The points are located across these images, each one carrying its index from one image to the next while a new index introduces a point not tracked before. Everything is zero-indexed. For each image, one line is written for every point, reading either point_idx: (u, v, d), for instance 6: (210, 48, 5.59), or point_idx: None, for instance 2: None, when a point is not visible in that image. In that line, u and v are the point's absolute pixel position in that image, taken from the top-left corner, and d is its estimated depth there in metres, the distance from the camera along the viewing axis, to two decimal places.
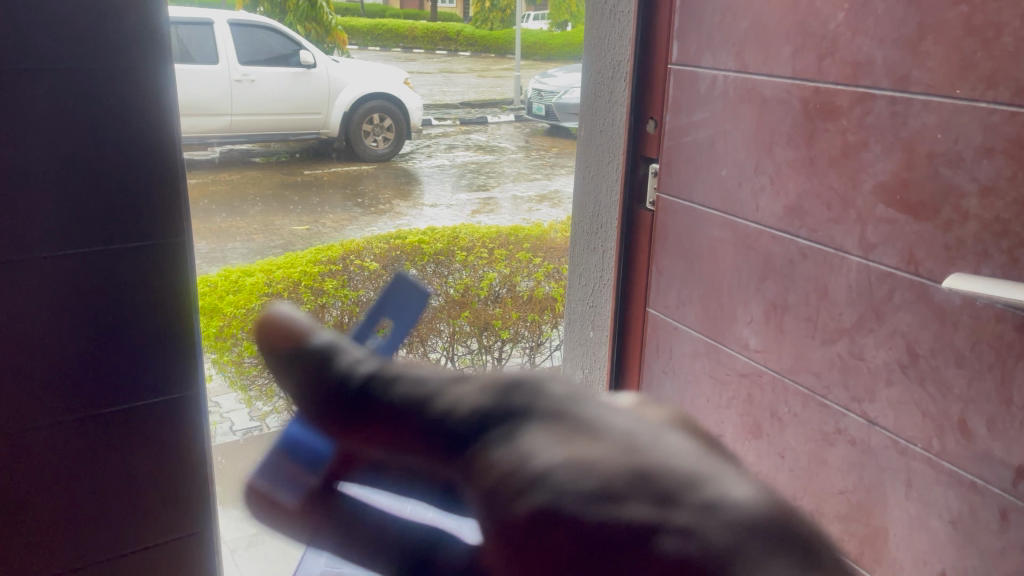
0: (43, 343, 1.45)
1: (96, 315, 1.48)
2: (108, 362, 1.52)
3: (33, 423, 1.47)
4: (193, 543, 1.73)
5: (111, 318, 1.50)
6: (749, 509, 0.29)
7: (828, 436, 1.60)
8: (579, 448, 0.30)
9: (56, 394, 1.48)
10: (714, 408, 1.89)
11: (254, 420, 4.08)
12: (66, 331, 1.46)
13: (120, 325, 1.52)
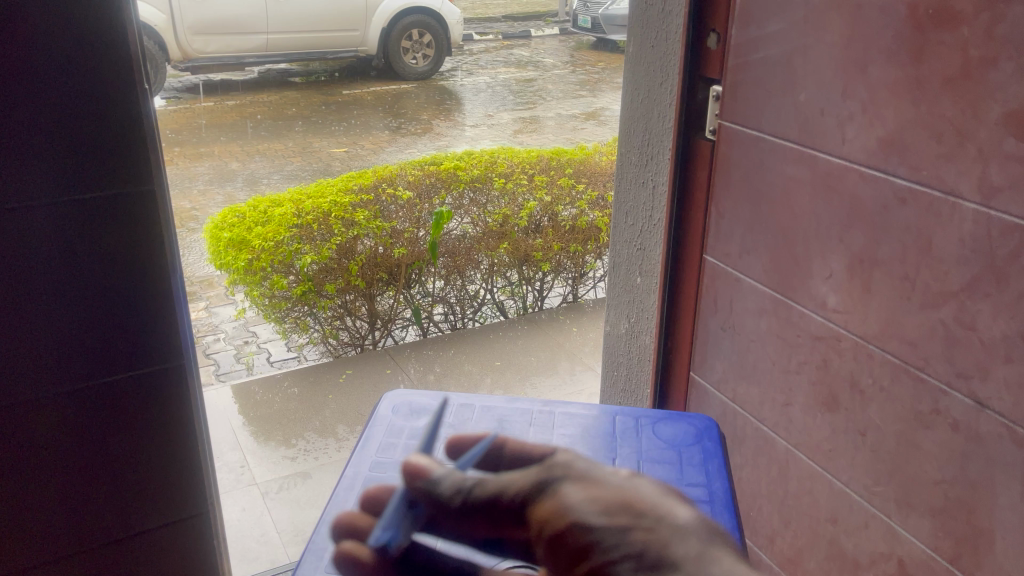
0: (26, 302, 1.21)
1: (79, 272, 1.24)
2: (102, 322, 1.28)
3: (34, 388, 1.25)
4: (190, 534, 1.48)
5: (99, 275, 1.25)
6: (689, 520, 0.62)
7: (923, 416, 1.34)
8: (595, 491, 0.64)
9: (55, 356, 1.26)
10: (781, 373, 1.64)
11: (290, 352, 3.92)
12: (58, 286, 1.23)
13: (115, 281, 1.27)
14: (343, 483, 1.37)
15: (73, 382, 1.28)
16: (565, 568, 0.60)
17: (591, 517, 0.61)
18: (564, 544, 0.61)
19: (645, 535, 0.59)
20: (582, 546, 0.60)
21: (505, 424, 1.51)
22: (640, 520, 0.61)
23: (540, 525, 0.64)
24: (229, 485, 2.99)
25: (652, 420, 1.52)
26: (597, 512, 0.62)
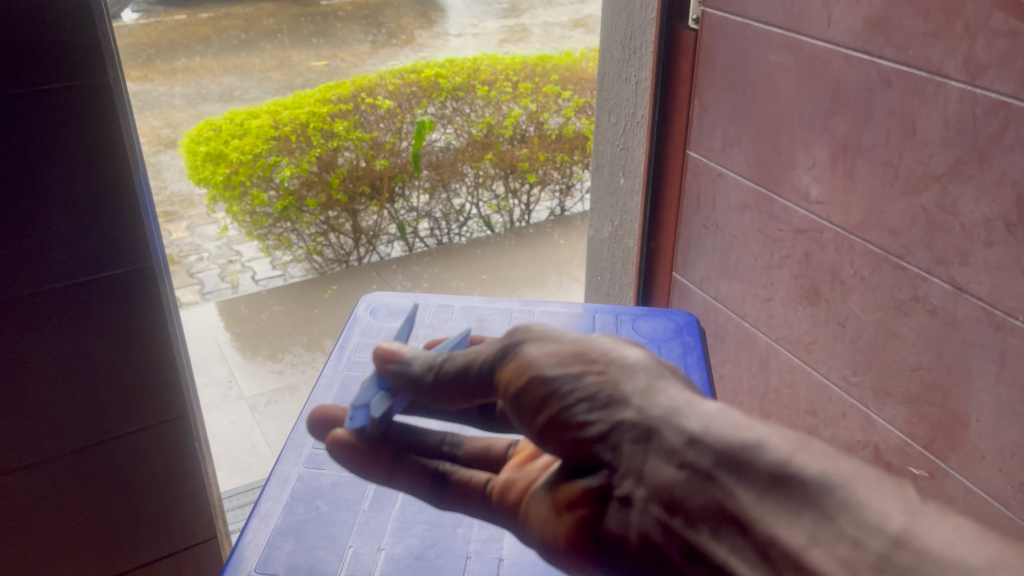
0: None
1: (32, 170, 1.19)
2: (61, 223, 1.24)
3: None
4: (170, 438, 1.48)
5: (55, 173, 1.21)
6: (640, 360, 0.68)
7: (902, 304, 1.34)
8: (552, 349, 0.70)
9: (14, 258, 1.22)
10: (763, 269, 1.62)
11: (274, 270, 3.85)
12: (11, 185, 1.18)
13: (72, 180, 1.22)
14: (321, 383, 1.37)
15: (35, 285, 1.25)
16: (532, 417, 0.69)
17: (547, 369, 0.69)
18: (528, 394, 0.69)
19: (598, 378, 0.67)
20: (545, 396, 0.68)
21: (485, 324, 1.50)
22: (593, 365, 0.68)
23: (507, 382, 0.71)
24: (217, 399, 3.00)
25: (632, 317, 1.51)
26: (554, 363, 0.69)
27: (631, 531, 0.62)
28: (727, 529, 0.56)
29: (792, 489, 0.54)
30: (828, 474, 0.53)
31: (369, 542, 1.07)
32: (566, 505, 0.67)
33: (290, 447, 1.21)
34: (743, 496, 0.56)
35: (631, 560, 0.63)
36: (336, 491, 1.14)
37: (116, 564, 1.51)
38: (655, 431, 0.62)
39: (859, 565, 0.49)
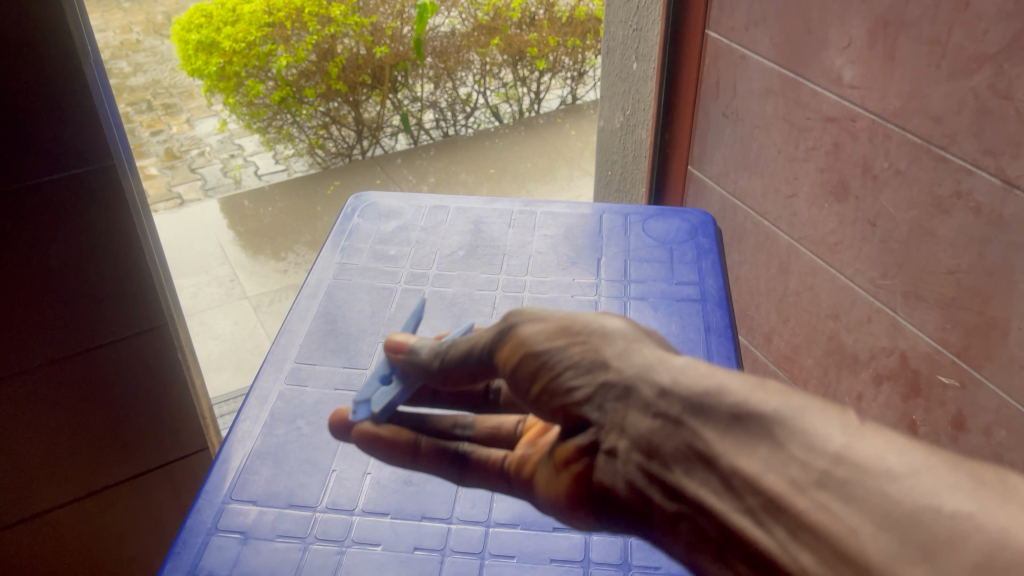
0: None
1: None
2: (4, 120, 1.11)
3: None
4: (151, 349, 1.40)
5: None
6: (626, 329, 0.65)
7: (941, 201, 1.21)
8: (540, 325, 0.68)
9: None
10: (787, 162, 1.48)
11: (277, 165, 3.56)
12: None
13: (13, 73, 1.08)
14: (304, 292, 1.26)
15: None
16: (525, 391, 0.68)
17: (536, 343, 0.67)
18: (522, 371, 0.67)
19: (583, 347, 0.64)
20: (535, 369, 0.66)
21: (482, 227, 1.39)
22: (578, 336, 0.65)
23: (504, 363, 0.70)
24: (219, 299, 2.90)
25: (642, 218, 1.39)
26: (542, 337, 0.67)
27: (616, 480, 0.60)
28: (696, 467, 0.54)
29: (752, 425, 0.53)
30: (783, 408, 0.53)
31: (353, 465, 0.99)
32: (564, 463, 0.65)
33: (270, 363, 1.14)
34: (708, 435, 0.54)
35: (622, 510, 0.61)
36: (319, 411, 1.06)
37: (104, 478, 1.46)
38: (630, 387, 0.60)
39: (804, 484, 0.49)
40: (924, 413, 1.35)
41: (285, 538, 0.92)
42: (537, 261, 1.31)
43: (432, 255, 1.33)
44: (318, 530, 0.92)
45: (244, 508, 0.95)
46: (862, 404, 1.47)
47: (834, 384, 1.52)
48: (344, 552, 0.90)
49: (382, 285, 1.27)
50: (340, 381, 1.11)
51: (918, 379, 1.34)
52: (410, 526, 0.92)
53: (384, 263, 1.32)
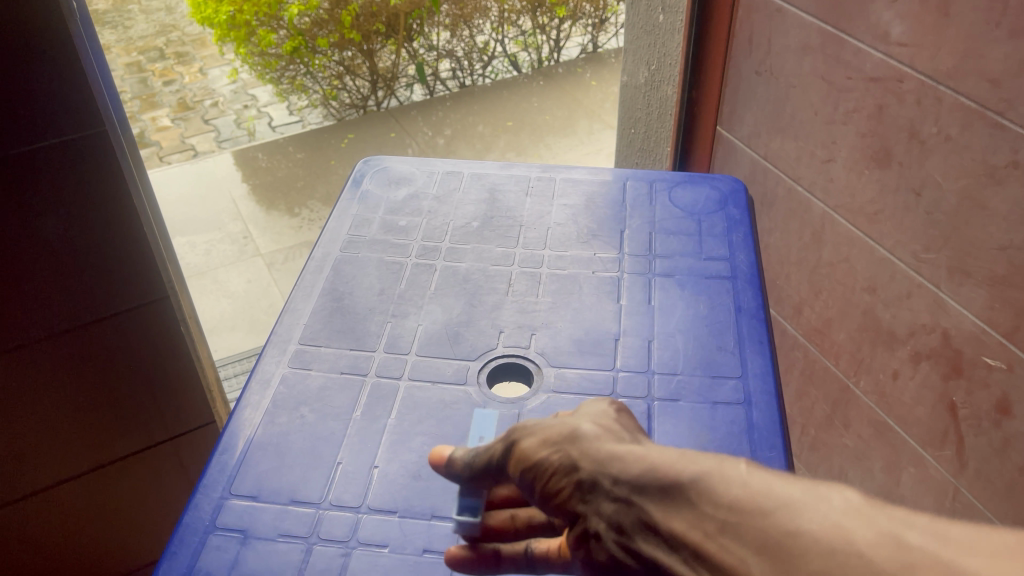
0: None
1: None
2: None
3: None
4: (152, 323, 1.34)
5: None
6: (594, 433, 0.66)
7: (995, 171, 1.11)
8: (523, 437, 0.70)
9: None
10: (823, 125, 1.39)
11: (291, 116, 3.53)
12: None
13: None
14: (310, 266, 1.20)
15: None
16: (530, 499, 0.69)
17: (522, 455, 0.68)
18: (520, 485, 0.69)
19: (559, 455, 0.66)
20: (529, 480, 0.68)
21: (498, 195, 1.31)
22: (557, 445, 0.66)
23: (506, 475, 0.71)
24: (232, 257, 2.82)
25: (668, 185, 1.31)
26: (526, 448, 0.69)
27: (606, 558, 0.63)
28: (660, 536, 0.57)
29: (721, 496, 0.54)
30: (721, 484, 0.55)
31: (360, 457, 0.94)
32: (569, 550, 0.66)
33: (273, 344, 1.08)
34: (651, 507, 0.58)
35: None
36: (324, 398, 1.01)
37: (108, 452, 1.43)
38: (593, 479, 0.63)
39: None
40: (965, 394, 1.27)
41: (287, 538, 0.87)
42: (556, 233, 1.24)
43: (445, 226, 1.25)
44: (322, 529, 0.87)
45: (245, 504, 0.90)
46: (897, 382, 1.40)
47: (867, 361, 1.45)
48: (348, 554, 0.85)
49: (392, 259, 1.20)
50: (346, 365, 1.05)
51: (960, 359, 1.26)
52: (420, 525, 0.87)
53: (393, 235, 1.24)
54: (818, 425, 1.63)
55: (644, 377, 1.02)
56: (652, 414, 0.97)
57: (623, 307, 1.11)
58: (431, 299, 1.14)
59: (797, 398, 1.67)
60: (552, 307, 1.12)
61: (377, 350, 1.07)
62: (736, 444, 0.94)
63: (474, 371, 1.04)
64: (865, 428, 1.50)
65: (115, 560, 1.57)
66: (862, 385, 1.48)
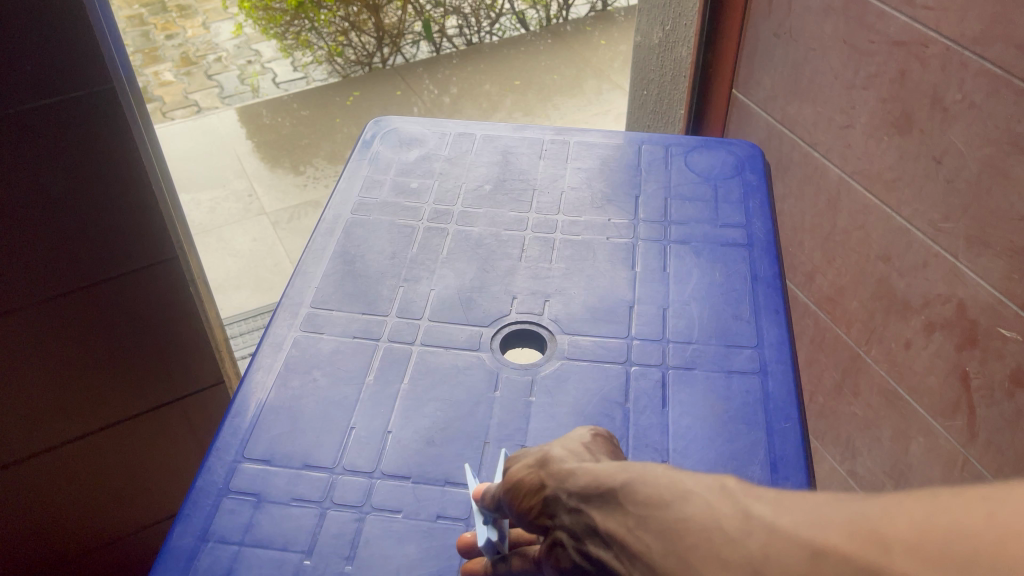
0: None
1: None
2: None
3: None
4: (161, 282, 1.33)
5: None
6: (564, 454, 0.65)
7: (1020, 139, 1.09)
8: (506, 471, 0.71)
9: None
10: (843, 89, 1.36)
11: (296, 72, 3.49)
12: None
13: None
14: (321, 228, 1.18)
15: None
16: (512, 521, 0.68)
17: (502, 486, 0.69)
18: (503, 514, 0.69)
19: (527, 473, 0.66)
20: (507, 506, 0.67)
21: (511, 158, 1.29)
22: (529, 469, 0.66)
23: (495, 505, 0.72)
24: (237, 216, 2.80)
25: (684, 149, 1.29)
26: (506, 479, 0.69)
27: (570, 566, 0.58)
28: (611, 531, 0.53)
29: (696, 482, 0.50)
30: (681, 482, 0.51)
31: (374, 422, 0.94)
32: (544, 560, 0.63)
33: (285, 308, 1.07)
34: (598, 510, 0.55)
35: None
36: (337, 362, 1.00)
37: (117, 413, 1.43)
38: (553, 495, 0.61)
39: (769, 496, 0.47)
40: (978, 365, 1.26)
41: (302, 502, 0.86)
42: (570, 198, 1.22)
43: (457, 189, 1.24)
44: (336, 494, 0.87)
45: (258, 467, 0.90)
46: (910, 351, 1.39)
47: (879, 330, 1.44)
48: (363, 519, 0.85)
49: (403, 222, 1.19)
50: (359, 329, 1.04)
51: (975, 329, 1.25)
52: (434, 491, 0.87)
53: (404, 197, 1.23)
54: (827, 393, 1.62)
55: (658, 346, 1.01)
56: (667, 382, 0.97)
57: (638, 274, 1.10)
58: (443, 263, 1.12)
59: (807, 365, 1.66)
60: (566, 274, 1.10)
61: (390, 314, 1.06)
62: (752, 412, 0.93)
63: (488, 337, 1.03)
64: (875, 396, 1.50)
65: (127, 516, 1.58)
66: (874, 353, 1.47)
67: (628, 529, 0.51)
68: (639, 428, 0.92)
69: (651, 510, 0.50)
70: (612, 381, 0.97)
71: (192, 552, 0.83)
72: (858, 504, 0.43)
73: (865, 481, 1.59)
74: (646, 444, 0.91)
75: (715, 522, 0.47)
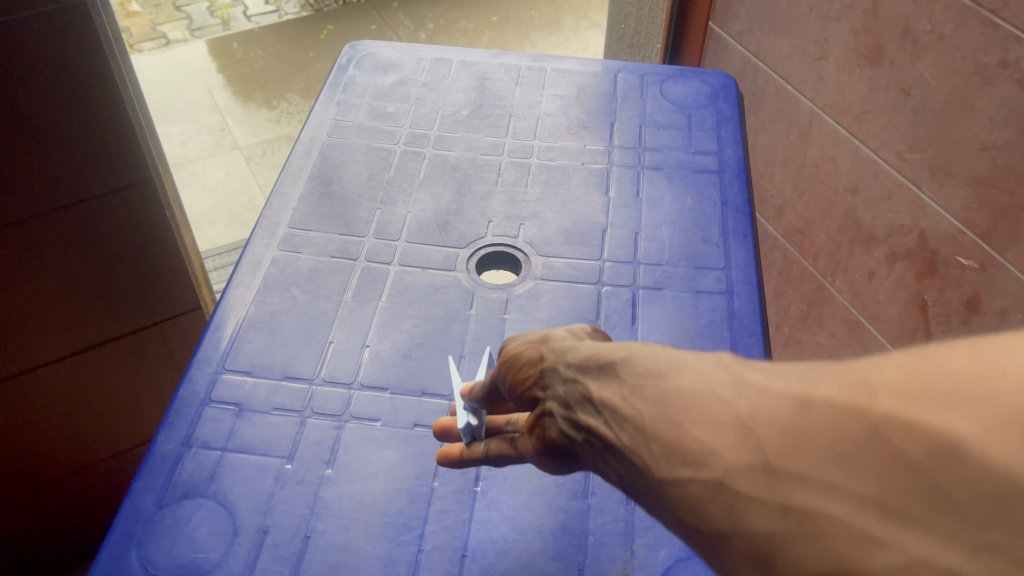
0: None
1: None
2: None
3: None
4: (137, 206, 1.33)
5: None
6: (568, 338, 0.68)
7: (985, 71, 1.11)
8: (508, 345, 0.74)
9: None
10: (817, 21, 1.37)
11: (267, 6, 3.39)
12: None
13: None
14: (298, 151, 1.18)
15: None
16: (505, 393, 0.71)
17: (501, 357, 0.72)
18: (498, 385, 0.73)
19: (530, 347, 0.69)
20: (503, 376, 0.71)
21: (487, 84, 1.29)
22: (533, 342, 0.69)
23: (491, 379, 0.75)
24: (209, 149, 2.76)
25: (659, 78, 1.30)
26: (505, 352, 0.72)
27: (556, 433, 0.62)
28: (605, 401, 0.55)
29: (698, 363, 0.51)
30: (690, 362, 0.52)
31: (352, 336, 0.96)
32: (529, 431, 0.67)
33: (262, 228, 1.08)
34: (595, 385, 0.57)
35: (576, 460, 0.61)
36: (315, 280, 1.02)
37: (96, 336, 1.43)
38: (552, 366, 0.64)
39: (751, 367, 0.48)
40: (937, 293, 1.31)
41: (282, 411, 0.89)
42: (545, 124, 1.23)
43: (433, 114, 1.24)
44: (315, 404, 0.90)
45: (239, 379, 0.92)
46: (873, 281, 1.43)
47: (845, 261, 1.48)
48: (342, 428, 0.88)
49: (380, 146, 1.19)
50: (336, 249, 1.05)
51: (935, 258, 1.29)
52: (411, 402, 0.90)
53: (380, 121, 1.23)
54: (793, 324, 1.67)
55: (630, 267, 1.04)
56: (637, 301, 1.00)
57: (611, 199, 1.12)
58: (420, 186, 1.14)
59: (774, 297, 1.71)
60: (542, 197, 1.12)
61: (367, 235, 1.07)
62: (718, 330, 0.97)
63: (464, 258, 1.05)
64: (838, 326, 1.55)
65: (103, 444, 1.58)
66: (838, 284, 1.51)
67: (623, 396, 0.53)
68: None
69: (647, 379, 0.52)
70: (585, 300, 1.00)
71: (176, 459, 0.85)
72: (848, 365, 0.42)
73: None
74: None
75: (708, 384, 0.48)
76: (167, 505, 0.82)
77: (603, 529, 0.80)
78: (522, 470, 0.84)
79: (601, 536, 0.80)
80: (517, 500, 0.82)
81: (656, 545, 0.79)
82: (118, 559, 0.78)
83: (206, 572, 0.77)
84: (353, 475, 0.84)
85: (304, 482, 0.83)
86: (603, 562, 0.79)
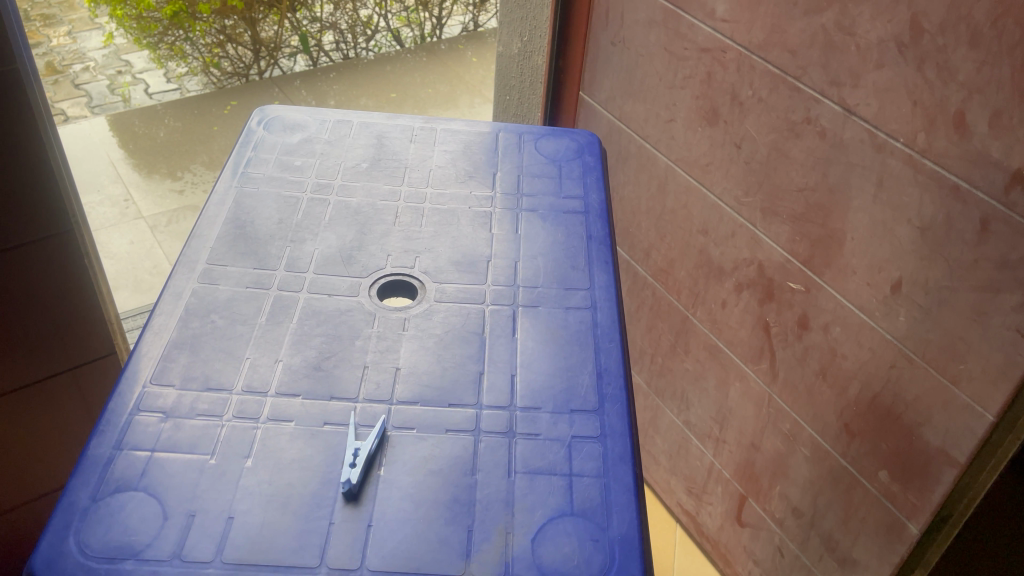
0: None
1: None
2: None
3: None
4: (58, 256, 1.43)
5: None
6: None
7: (794, 126, 1.37)
8: None
9: None
10: (667, 89, 1.62)
11: (168, 84, 3.20)
12: None
13: None
14: (213, 199, 1.32)
15: None
16: None
17: None
18: None
19: None
20: None
21: (385, 141, 1.47)
22: None
23: None
24: (113, 219, 2.78)
25: (535, 136, 1.50)
26: None
27: None
28: None
29: None
30: None
31: (266, 354, 1.09)
32: None
33: (182, 264, 1.20)
34: None
35: None
36: (232, 307, 1.15)
37: (12, 381, 1.49)
38: None
39: None
40: (776, 315, 1.54)
41: (204, 416, 1.01)
42: (436, 175, 1.41)
43: (337, 167, 1.40)
44: (234, 410, 1.02)
45: (164, 391, 1.03)
46: (725, 309, 1.66)
47: (702, 293, 1.70)
48: (259, 428, 1.00)
49: (290, 194, 1.34)
50: (251, 281, 1.19)
51: (772, 285, 1.53)
52: (320, 404, 1.03)
53: (289, 173, 1.38)
54: (664, 353, 1.88)
55: (511, 290, 1.21)
56: (516, 316, 1.17)
57: (495, 235, 1.30)
58: (326, 228, 1.29)
59: (647, 331, 1.91)
60: (434, 236, 1.29)
61: (279, 269, 1.21)
62: (584, 337, 1.15)
63: (366, 286, 1.20)
64: (702, 352, 1.76)
65: (19, 488, 1.61)
66: (698, 314, 1.73)
67: None
68: (493, 351, 1.12)
69: None
70: (473, 318, 1.16)
71: (109, 460, 0.95)
72: None
73: (698, 428, 1.85)
74: (498, 363, 1.10)
75: None
76: (102, 498, 0.92)
77: (487, 498, 0.95)
78: (418, 455, 0.98)
79: (486, 503, 0.95)
80: (414, 478, 0.96)
81: (533, 507, 0.95)
82: (57, 545, 0.87)
83: (140, 551, 0.87)
84: (270, 464, 0.96)
85: (227, 474, 0.95)
86: (488, 523, 0.93)
